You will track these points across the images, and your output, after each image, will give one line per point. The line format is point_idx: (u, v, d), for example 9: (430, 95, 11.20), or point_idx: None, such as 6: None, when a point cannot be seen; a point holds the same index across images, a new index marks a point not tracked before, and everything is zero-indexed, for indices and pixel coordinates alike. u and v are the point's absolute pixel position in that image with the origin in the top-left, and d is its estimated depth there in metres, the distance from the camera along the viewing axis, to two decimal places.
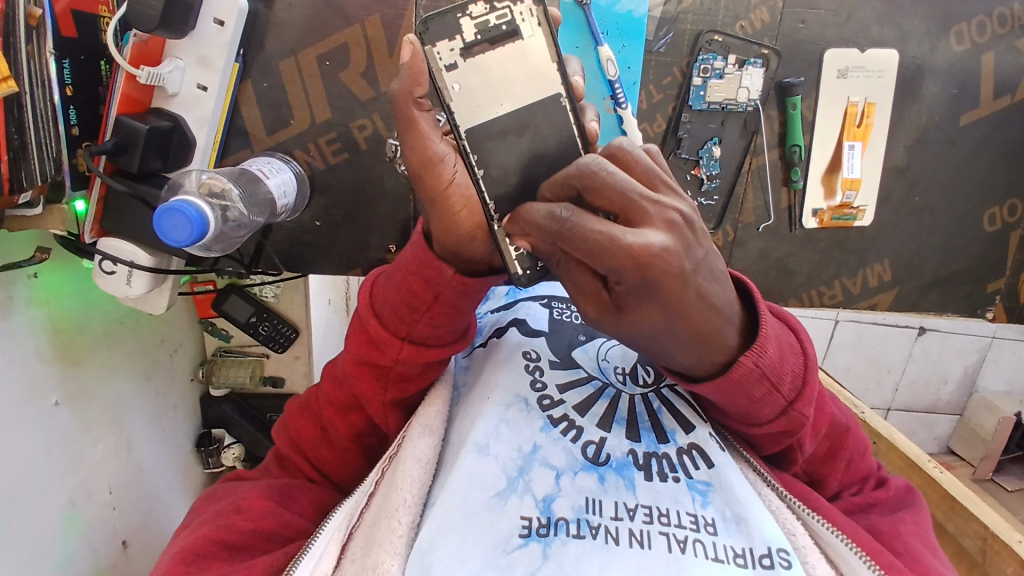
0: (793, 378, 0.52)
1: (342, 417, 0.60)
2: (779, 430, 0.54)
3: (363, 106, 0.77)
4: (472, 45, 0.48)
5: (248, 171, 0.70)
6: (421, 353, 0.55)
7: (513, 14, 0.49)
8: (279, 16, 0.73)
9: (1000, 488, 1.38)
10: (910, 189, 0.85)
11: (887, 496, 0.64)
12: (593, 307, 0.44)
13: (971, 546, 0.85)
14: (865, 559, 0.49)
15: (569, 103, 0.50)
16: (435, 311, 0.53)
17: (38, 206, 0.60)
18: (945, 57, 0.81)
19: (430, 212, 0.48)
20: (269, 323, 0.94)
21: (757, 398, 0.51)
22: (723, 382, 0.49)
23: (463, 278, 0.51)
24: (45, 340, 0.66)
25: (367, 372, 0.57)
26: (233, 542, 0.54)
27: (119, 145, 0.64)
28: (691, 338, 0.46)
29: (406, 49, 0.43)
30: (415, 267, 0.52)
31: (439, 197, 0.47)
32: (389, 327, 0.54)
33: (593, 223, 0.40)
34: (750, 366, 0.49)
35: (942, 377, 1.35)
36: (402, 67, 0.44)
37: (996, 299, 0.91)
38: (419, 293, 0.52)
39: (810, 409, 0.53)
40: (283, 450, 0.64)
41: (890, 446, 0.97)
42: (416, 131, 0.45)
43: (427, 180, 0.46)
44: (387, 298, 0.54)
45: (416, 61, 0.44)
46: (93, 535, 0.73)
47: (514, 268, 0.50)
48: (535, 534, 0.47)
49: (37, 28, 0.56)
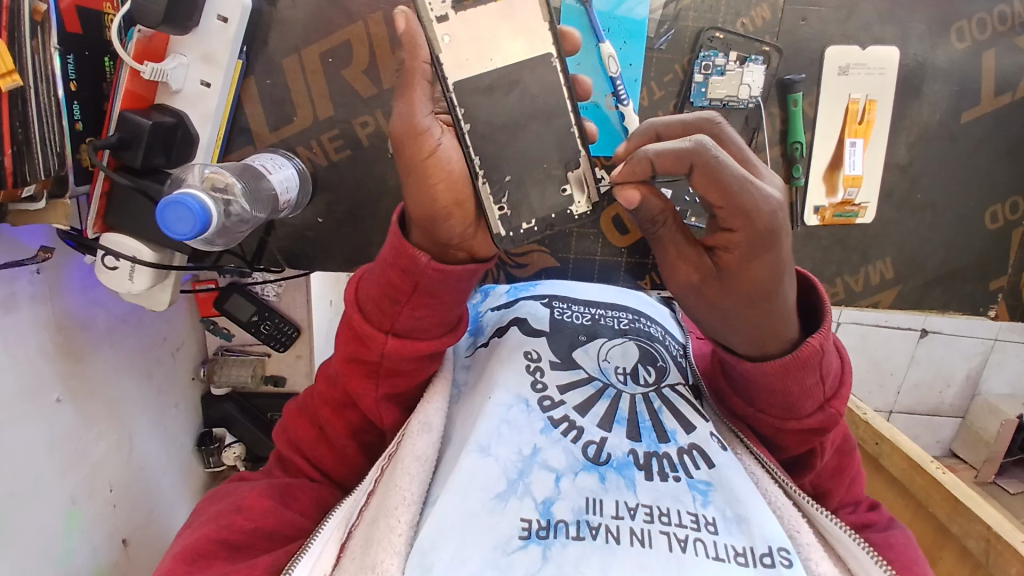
0: (836, 374, 0.56)
1: (339, 415, 0.60)
2: (814, 429, 0.57)
3: (366, 103, 0.78)
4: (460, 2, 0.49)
5: (252, 166, 0.70)
6: (407, 345, 0.54)
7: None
8: (283, 13, 0.74)
9: (1004, 492, 1.35)
10: (912, 186, 0.85)
11: (881, 517, 0.62)
12: (691, 268, 0.55)
13: (974, 546, 0.84)
14: (875, 557, 0.50)
15: (560, 64, 0.51)
16: (416, 301, 0.53)
17: (41, 201, 0.61)
18: (946, 54, 0.82)
19: (408, 182, 0.49)
20: (270, 322, 0.93)
21: (808, 387, 0.55)
22: (789, 363, 0.54)
23: (439, 265, 0.51)
24: (48, 337, 0.66)
25: (359, 369, 0.56)
26: (233, 542, 0.54)
27: (124, 140, 0.65)
28: (763, 327, 0.54)
29: (400, 18, 0.48)
30: (393, 258, 0.52)
31: (414, 164, 0.48)
32: (373, 322, 0.54)
33: (725, 159, 0.49)
34: (817, 347, 0.53)
35: (945, 379, 1.34)
36: (401, 36, 0.48)
37: (998, 297, 0.90)
38: (398, 283, 0.52)
39: (845, 408, 0.56)
40: (282, 451, 0.63)
41: (892, 447, 0.99)
42: (405, 99, 0.47)
43: (406, 147, 0.47)
44: (370, 292, 0.54)
45: (410, 30, 0.48)
46: (93, 532, 0.73)
47: (496, 229, 0.52)
48: (535, 536, 0.46)
49: (42, 23, 0.56)
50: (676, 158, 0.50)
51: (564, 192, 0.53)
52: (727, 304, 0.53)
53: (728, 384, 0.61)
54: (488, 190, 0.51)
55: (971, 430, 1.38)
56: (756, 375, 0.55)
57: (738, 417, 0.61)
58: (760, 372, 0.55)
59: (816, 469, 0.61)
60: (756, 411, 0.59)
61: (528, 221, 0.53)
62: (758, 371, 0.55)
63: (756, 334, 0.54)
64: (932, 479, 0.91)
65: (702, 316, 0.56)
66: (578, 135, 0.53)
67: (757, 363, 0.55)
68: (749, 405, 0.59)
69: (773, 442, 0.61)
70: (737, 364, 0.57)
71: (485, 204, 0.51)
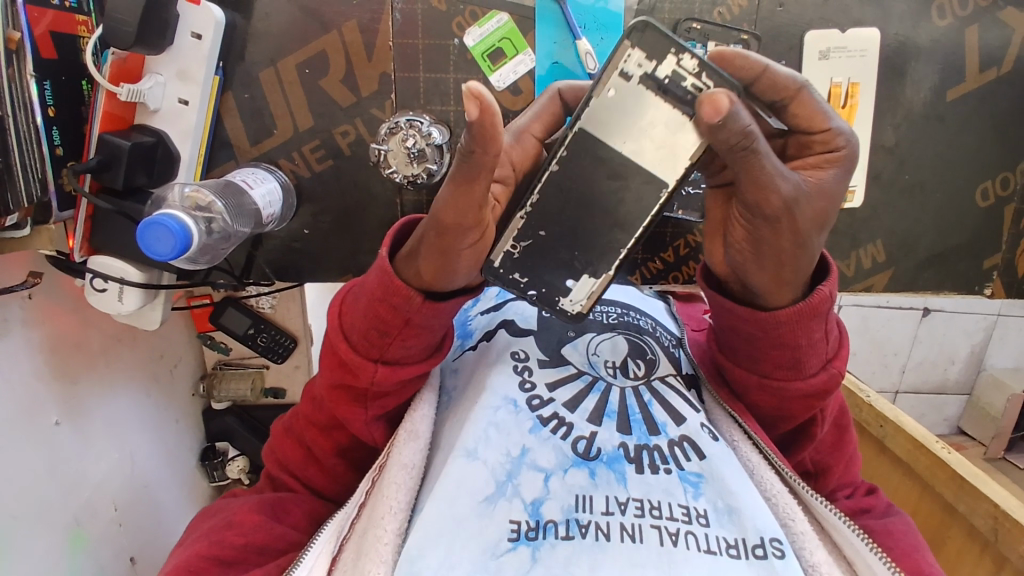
0: (836, 335, 0.57)
1: (325, 435, 0.59)
2: (819, 391, 0.57)
3: (345, 112, 0.77)
4: (602, 77, 0.44)
5: (233, 182, 0.71)
6: (396, 372, 0.53)
7: (706, 80, 0.44)
8: (258, 27, 0.74)
9: (1013, 467, 1.34)
10: (899, 167, 0.85)
11: (879, 502, 0.64)
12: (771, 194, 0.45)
13: (982, 525, 0.83)
14: (883, 558, 0.49)
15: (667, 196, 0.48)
16: (406, 333, 0.52)
17: (25, 228, 0.60)
18: (928, 33, 0.81)
19: (433, 257, 0.47)
20: (266, 333, 0.94)
21: (814, 341, 0.54)
22: (802, 309, 0.52)
23: (432, 302, 0.50)
24: (43, 361, 0.66)
25: (344, 396, 0.55)
26: (225, 557, 0.54)
27: (103, 162, 0.65)
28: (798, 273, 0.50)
29: (478, 108, 0.37)
30: (382, 293, 0.51)
31: (453, 251, 0.46)
32: (359, 351, 0.53)
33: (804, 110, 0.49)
34: (828, 295, 0.53)
35: (949, 357, 1.33)
36: (472, 125, 0.38)
37: (993, 274, 0.89)
38: (387, 317, 0.51)
39: (845, 368, 0.57)
40: (272, 470, 0.63)
41: (897, 429, 0.98)
42: (462, 192, 0.43)
43: (436, 237, 0.45)
44: (355, 321, 0.53)
45: (485, 118, 0.38)
46: (100, 552, 0.74)
47: (495, 258, 0.51)
48: (524, 537, 0.46)
49: (17, 51, 0.57)
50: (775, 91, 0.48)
51: (571, 282, 0.52)
52: (802, 237, 0.47)
53: (730, 356, 0.60)
54: (518, 225, 0.50)
55: (977, 406, 1.37)
56: (768, 325, 0.54)
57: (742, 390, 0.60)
58: (773, 321, 0.53)
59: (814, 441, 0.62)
60: (761, 376, 0.57)
61: (522, 277, 0.52)
62: (770, 320, 0.53)
63: (792, 283, 0.51)
64: (937, 459, 0.91)
65: (761, 281, 0.51)
66: (647, 222, 0.49)
67: (770, 312, 0.53)
68: (753, 372, 0.58)
69: (777, 414, 0.60)
70: (749, 317, 0.54)
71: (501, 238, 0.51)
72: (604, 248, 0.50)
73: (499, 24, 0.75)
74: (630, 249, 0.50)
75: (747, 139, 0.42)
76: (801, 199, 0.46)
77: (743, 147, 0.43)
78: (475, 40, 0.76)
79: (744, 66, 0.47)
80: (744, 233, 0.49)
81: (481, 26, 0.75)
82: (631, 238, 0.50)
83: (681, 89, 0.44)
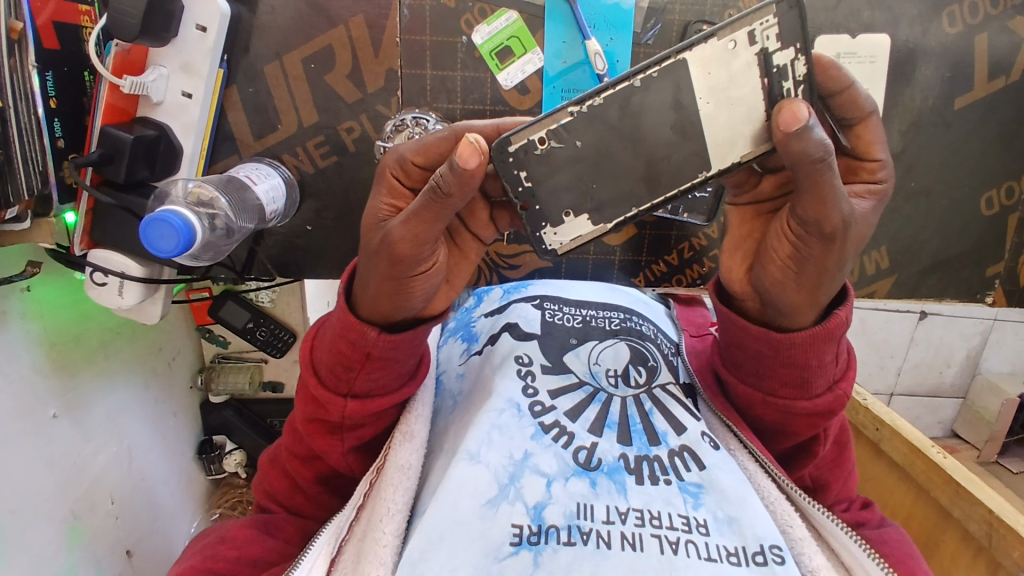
0: (845, 356, 0.57)
1: (306, 466, 0.59)
2: (826, 411, 0.56)
3: (350, 108, 0.76)
4: (736, 23, 0.44)
5: (236, 177, 0.71)
6: (366, 406, 0.54)
7: (800, 94, 0.46)
8: (262, 19, 0.73)
9: (1005, 471, 1.36)
10: (906, 173, 0.84)
11: (874, 515, 0.64)
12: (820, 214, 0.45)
13: (977, 530, 0.83)
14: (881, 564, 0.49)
15: (703, 177, 0.48)
16: (369, 367, 0.52)
17: (26, 221, 0.59)
18: (937, 39, 0.80)
19: (379, 295, 0.50)
20: (266, 328, 0.93)
21: (825, 362, 0.54)
22: (818, 332, 0.52)
23: (388, 336, 0.51)
24: (42, 355, 0.65)
25: (319, 429, 0.56)
26: (218, 570, 0.55)
27: (106, 156, 0.64)
28: (816, 299, 0.50)
29: (477, 159, 0.44)
30: (341, 329, 0.52)
31: (399, 287, 0.49)
32: (328, 387, 0.53)
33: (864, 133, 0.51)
34: (845, 318, 0.53)
35: (946, 360, 1.34)
36: (461, 172, 0.44)
37: (995, 283, 0.90)
38: (348, 352, 0.52)
39: (851, 392, 0.57)
40: (261, 501, 0.63)
41: (893, 432, 0.98)
42: (414, 229, 0.46)
43: (386, 269, 0.47)
44: (323, 356, 0.54)
45: (479, 170, 0.44)
46: (97, 545, 0.73)
47: (513, 139, 0.47)
48: (525, 541, 0.46)
49: (19, 41, 0.55)
50: (855, 102, 0.50)
51: (567, 216, 0.50)
52: (844, 258, 0.48)
53: (734, 372, 0.60)
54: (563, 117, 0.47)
55: (972, 410, 1.38)
56: (780, 345, 0.53)
57: (746, 403, 0.60)
58: (787, 343, 0.53)
59: (816, 457, 0.62)
60: (769, 394, 0.57)
61: (527, 178, 0.49)
62: (784, 341, 0.53)
63: (818, 303, 0.51)
64: (932, 464, 0.91)
65: (790, 299, 0.51)
66: (673, 193, 0.49)
67: (785, 333, 0.53)
68: (758, 389, 0.58)
69: (779, 428, 0.60)
70: (763, 335, 0.54)
71: (535, 124, 0.47)
72: (616, 198, 0.49)
73: (507, 22, 0.75)
74: (641, 211, 0.49)
75: (824, 153, 0.43)
76: (852, 220, 0.46)
77: (821, 160, 0.43)
78: (483, 38, 0.75)
79: (836, 78, 0.48)
80: (790, 250, 0.49)
81: (489, 24, 0.75)
82: (653, 200, 0.49)
83: (778, 85, 0.45)
